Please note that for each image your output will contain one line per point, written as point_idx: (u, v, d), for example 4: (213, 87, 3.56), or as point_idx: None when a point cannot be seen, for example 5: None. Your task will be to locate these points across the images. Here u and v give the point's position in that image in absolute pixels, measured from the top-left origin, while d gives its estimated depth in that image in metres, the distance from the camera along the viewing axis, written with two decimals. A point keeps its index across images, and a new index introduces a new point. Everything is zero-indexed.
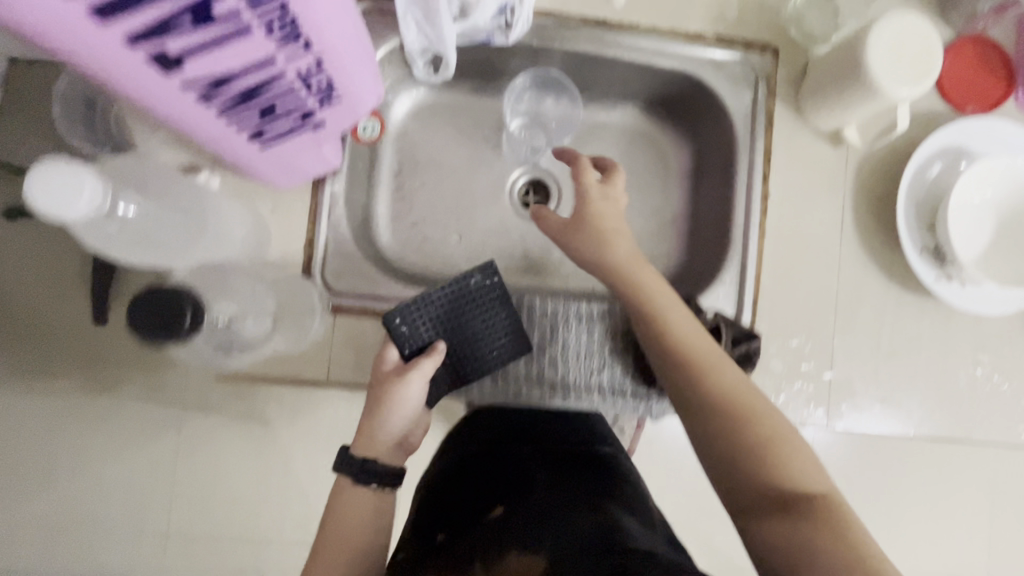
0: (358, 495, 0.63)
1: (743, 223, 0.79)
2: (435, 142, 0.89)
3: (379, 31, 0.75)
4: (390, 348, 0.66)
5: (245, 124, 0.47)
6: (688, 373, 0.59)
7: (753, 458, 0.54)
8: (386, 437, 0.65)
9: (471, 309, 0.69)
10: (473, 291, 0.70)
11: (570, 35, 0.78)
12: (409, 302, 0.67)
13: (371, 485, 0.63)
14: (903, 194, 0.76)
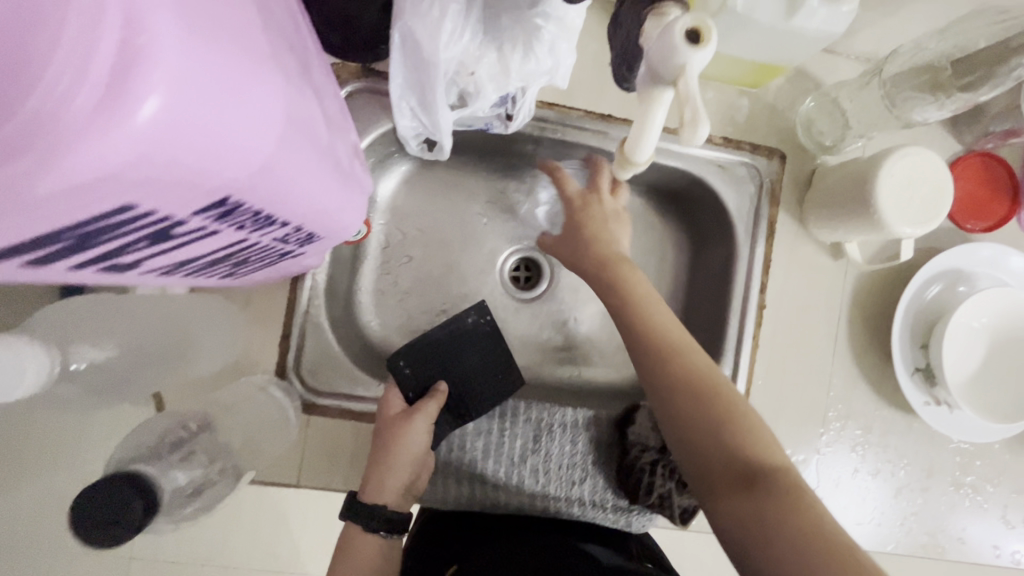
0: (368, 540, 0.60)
1: (739, 334, 0.76)
2: (424, 217, 0.85)
3: (371, 112, 0.71)
4: (393, 392, 0.67)
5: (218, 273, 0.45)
6: (691, 396, 0.54)
7: (726, 417, 0.52)
8: (397, 480, 0.62)
9: (468, 350, 0.71)
10: (469, 333, 0.72)
11: (573, 127, 0.74)
12: (409, 345, 0.69)
13: (379, 531, 0.60)
14: (900, 316, 0.75)
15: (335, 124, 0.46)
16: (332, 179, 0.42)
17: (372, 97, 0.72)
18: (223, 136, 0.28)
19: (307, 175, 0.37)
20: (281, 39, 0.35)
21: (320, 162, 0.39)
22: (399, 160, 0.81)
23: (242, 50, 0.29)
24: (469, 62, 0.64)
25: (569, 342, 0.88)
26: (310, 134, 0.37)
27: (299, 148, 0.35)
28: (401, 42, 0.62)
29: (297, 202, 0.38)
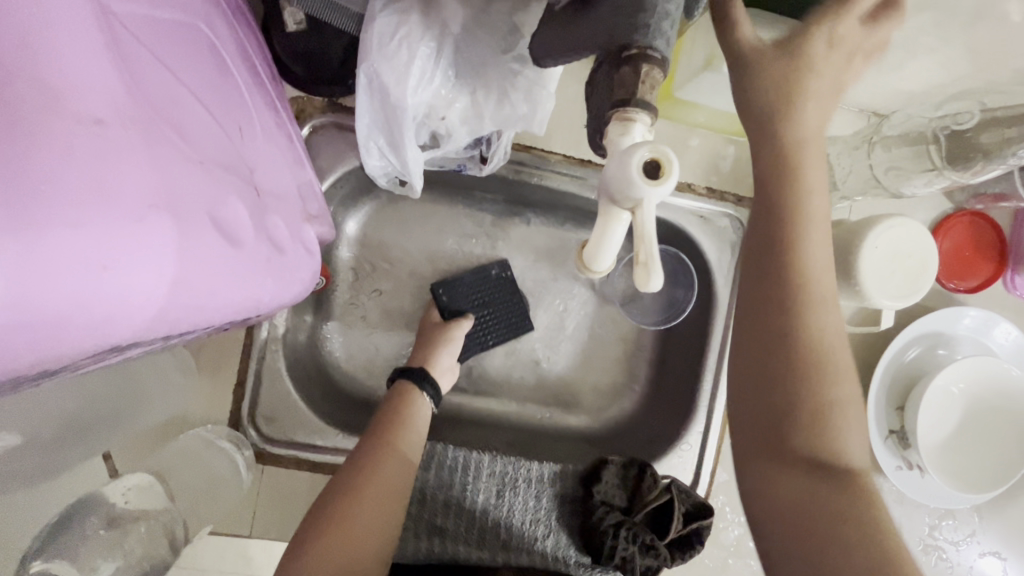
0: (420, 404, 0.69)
1: (710, 388, 0.75)
2: (394, 250, 0.80)
3: (338, 148, 0.68)
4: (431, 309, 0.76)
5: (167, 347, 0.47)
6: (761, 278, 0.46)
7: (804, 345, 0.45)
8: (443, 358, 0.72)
9: (488, 296, 0.79)
10: (492, 282, 0.79)
11: (551, 172, 0.72)
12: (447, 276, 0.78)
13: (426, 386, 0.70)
14: (879, 378, 0.72)
15: (267, 206, 0.46)
16: (256, 276, 0.42)
17: (337, 132, 0.68)
18: (107, 307, 0.29)
19: (219, 289, 0.38)
20: (182, 159, 0.35)
21: (236, 271, 0.39)
22: (370, 191, 0.77)
23: (122, 215, 0.29)
24: (439, 105, 0.61)
25: (544, 386, 0.83)
26: (218, 250, 0.37)
27: (204, 272, 0.36)
28: (368, 82, 0.58)
29: (213, 310, 0.39)
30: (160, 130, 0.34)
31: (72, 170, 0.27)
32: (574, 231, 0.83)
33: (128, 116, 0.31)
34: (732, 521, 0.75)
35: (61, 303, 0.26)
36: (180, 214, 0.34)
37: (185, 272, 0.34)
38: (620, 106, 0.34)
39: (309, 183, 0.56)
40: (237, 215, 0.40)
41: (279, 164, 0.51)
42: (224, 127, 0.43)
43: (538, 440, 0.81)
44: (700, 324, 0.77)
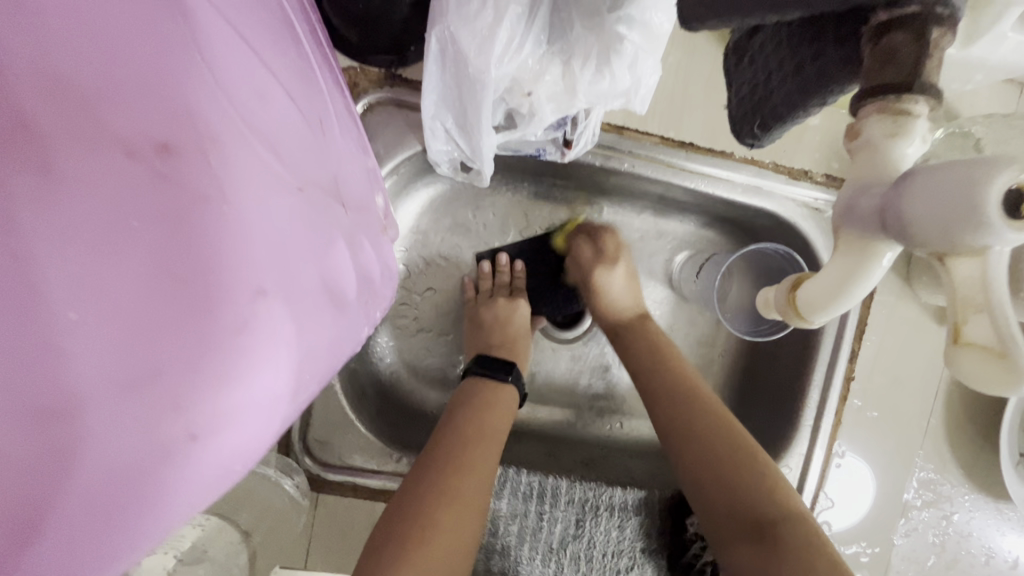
0: (507, 396, 0.60)
1: (817, 405, 0.65)
2: (452, 242, 0.71)
3: (396, 129, 0.57)
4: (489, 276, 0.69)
5: None
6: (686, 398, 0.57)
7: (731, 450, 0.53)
8: (522, 353, 0.66)
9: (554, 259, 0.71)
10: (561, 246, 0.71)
11: (644, 157, 0.61)
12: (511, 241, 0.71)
13: (509, 375, 0.61)
14: (1017, 398, 0.63)
15: (361, 227, 0.41)
16: (357, 319, 0.39)
17: (396, 110, 0.58)
18: (207, 437, 0.25)
19: (328, 350, 0.35)
20: (277, 200, 0.30)
21: (341, 324, 0.36)
22: (425, 176, 0.67)
23: (207, 312, 0.25)
24: (525, 80, 0.50)
25: (617, 395, 0.73)
26: (324, 310, 0.33)
27: (312, 343, 0.32)
28: (439, 53, 0.47)
29: (327, 368, 0.37)
30: (247, 163, 0.28)
31: (134, 275, 0.23)
32: (654, 221, 0.72)
33: (202, 168, 0.25)
34: (832, 549, 0.67)
35: (151, 452, 0.24)
36: (282, 283, 0.29)
37: (293, 357, 0.29)
38: (887, 94, 0.29)
39: (371, 168, 0.48)
40: (339, 255, 0.36)
41: (356, 156, 0.44)
42: (314, 132, 0.36)
43: (610, 456, 0.72)
44: (804, 335, 0.66)
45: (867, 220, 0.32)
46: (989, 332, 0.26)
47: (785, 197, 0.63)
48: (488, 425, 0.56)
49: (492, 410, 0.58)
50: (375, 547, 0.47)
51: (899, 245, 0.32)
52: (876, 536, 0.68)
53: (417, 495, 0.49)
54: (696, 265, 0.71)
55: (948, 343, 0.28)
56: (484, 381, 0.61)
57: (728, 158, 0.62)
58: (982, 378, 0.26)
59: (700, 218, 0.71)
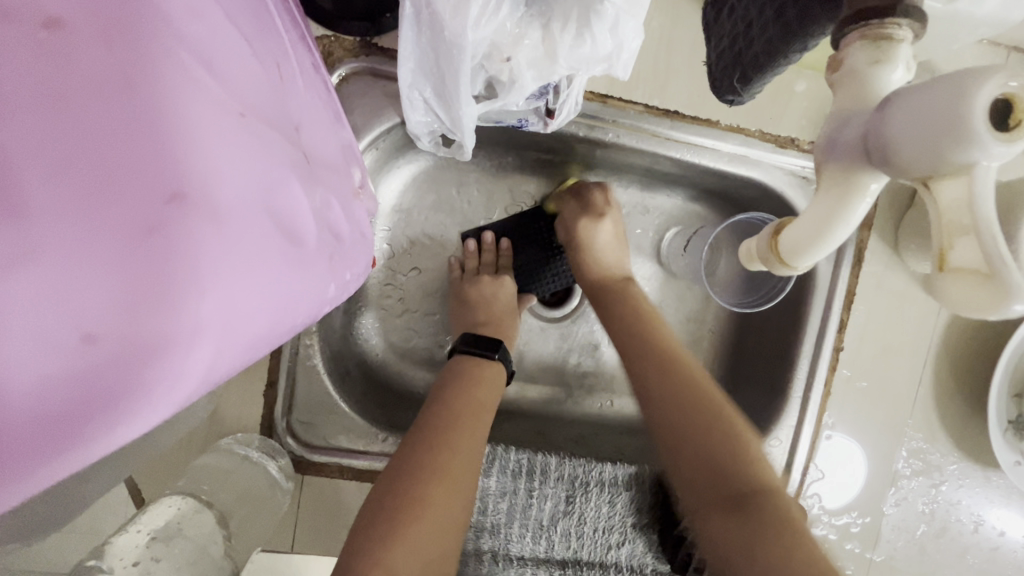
0: (493, 373, 0.59)
1: (807, 377, 0.65)
2: (437, 220, 0.69)
3: (374, 101, 0.56)
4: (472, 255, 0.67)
5: None
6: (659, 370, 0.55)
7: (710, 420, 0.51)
8: (509, 330, 0.65)
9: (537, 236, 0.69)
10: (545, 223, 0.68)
11: (629, 127, 0.60)
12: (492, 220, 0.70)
13: (495, 352, 0.60)
14: (1005, 365, 0.62)
15: (325, 184, 0.39)
16: (323, 275, 0.37)
17: (373, 81, 0.56)
18: (122, 352, 0.23)
19: (281, 297, 0.31)
20: (212, 115, 0.27)
21: (299, 273, 0.33)
22: (406, 152, 0.65)
23: (115, 213, 0.23)
24: (504, 44, 0.48)
25: (606, 373, 0.73)
26: (272, 247, 0.30)
27: (259, 280, 0.28)
28: (414, 16, 0.46)
29: (282, 324, 0.33)
30: (166, 66, 0.25)
31: (31, 158, 0.22)
32: (641, 195, 0.71)
33: (110, 61, 0.24)
34: (823, 521, 0.68)
35: (52, 362, 0.22)
36: (214, 202, 0.26)
37: (228, 288, 0.26)
38: (873, 17, 0.31)
39: (347, 145, 0.46)
40: (291, 197, 0.33)
41: (328, 127, 0.43)
42: (270, 74, 0.34)
43: (600, 434, 0.71)
44: (793, 307, 0.66)
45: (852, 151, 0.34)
46: (973, 254, 0.28)
47: (773, 167, 0.62)
48: (473, 403, 0.55)
49: (477, 386, 0.57)
50: (359, 528, 0.46)
51: (886, 177, 0.34)
52: (866, 506, 0.68)
53: (399, 475, 0.48)
54: (684, 239, 0.71)
55: (935, 268, 0.29)
56: (469, 359, 0.60)
57: (714, 128, 0.61)
58: (978, 297, 0.27)
59: (688, 192, 0.70)
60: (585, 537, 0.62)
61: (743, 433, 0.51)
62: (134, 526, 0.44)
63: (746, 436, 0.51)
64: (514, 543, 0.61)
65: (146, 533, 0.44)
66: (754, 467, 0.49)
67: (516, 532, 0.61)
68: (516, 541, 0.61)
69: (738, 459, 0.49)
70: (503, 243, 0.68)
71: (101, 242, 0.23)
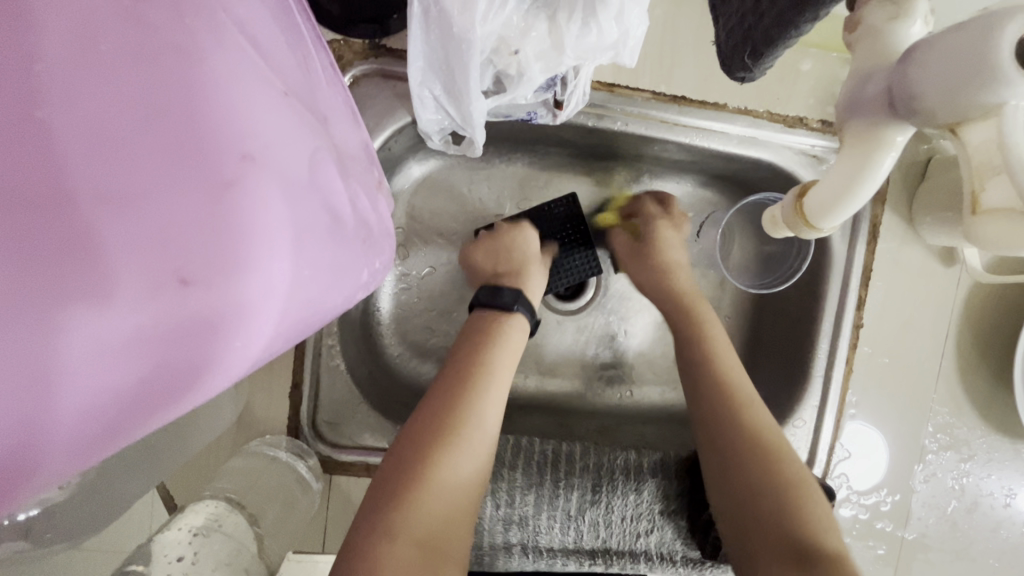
0: (515, 325, 0.59)
1: (830, 357, 0.64)
2: (451, 218, 0.70)
3: (384, 101, 0.56)
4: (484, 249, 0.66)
5: None
6: (734, 430, 0.54)
7: (784, 484, 0.49)
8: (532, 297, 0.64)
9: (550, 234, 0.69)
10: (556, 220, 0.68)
11: (637, 115, 0.60)
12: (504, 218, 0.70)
13: (515, 304, 0.60)
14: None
15: (353, 173, 0.40)
16: (358, 254, 0.39)
17: (383, 82, 0.57)
18: (207, 296, 0.26)
19: (327, 265, 0.33)
20: (266, 88, 0.31)
21: (341, 245, 0.35)
22: (418, 152, 0.66)
23: (200, 168, 0.27)
24: (511, 37, 0.49)
25: (625, 362, 0.73)
26: (316, 218, 0.32)
27: (307, 246, 0.31)
28: (423, 14, 0.47)
29: (328, 299, 0.35)
30: (226, 44, 0.29)
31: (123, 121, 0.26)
32: (651, 183, 0.71)
33: (182, 33, 0.28)
34: (851, 501, 0.67)
35: (152, 294, 0.25)
36: (275, 161, 0.29)
37: (292, 245, 0.29)
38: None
39: (366, 143, 0.46)
40: (329, 173, 0.35)
41: (350, 122, 0.44)
42: (304, 67, 0.37)
43: (621, 424, 0.72)
44: (811, 286, 0.65)
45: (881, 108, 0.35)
46: (1005, 193, 0.29)
47: (783, 148, 0.62)
48: (490, 366, 0.55)
49: (493, 347, 0.56)
50: (374, 489, 0.46)
51: (912, 128, 0.35)
52: (894, 483, 0.68)
53: (396, 472, 0.47)
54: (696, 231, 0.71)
55: (970, 210, 0.31)
56: (487, 316, 0.59)
57: (721, 111, 0.61)
58: (1003, 234, 0.29)
59: (700, 178, 0.70)
60: (611, 526, 0.62)
61: (784, 454, 0.51)
62: (173, 526, 0.45)
63: (785, 451, 0.52)
64: (541, 533, 0.61)
65: (188, 531, 0.44)
66: (797, 493, 0.48)
67: (543, 523, 0.61)
68: (543, 531, 0.61)
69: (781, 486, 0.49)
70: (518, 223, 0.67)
71: (181, 195, 0.26)
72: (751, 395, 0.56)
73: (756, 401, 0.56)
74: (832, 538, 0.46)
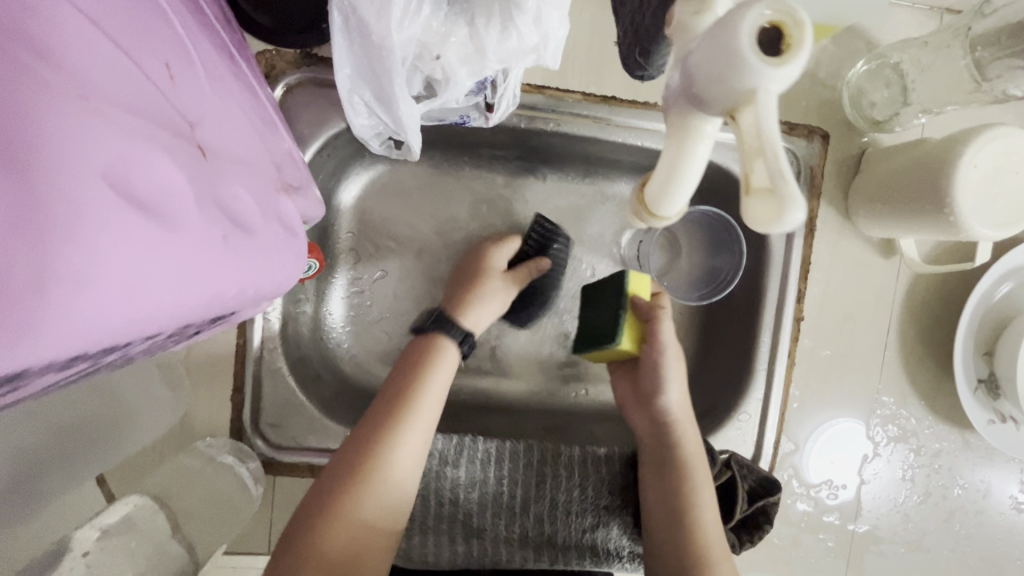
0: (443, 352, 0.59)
1: (772, 350, 0.65)
2: (399, 222, 0.71)
3: (318, 108, 0.58)
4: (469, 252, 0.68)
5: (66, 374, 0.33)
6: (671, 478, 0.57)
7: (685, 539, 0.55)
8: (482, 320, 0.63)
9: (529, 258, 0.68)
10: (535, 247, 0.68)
11: (570, 115, 0.62)
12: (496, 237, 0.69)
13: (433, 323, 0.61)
14: (967, 324, 0.63)
15: (230, 167, 0.32)
16: (231, 258, 0.30)
17: (317, 90, 0.58)
18: None
19: (144, 287, 0.23)
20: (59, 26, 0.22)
21: (192, 239, 0.26)
22: (361, 158, 0.67)
23: None
24: (432, 42, 0.50)
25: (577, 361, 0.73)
26: (125, 224, 0.22)
27: (96, 260, 0.21)
28: (343, 24, 0.48)
29: (174, 310, 0.26)
30: None
31: None
32: (596, 183, 0.72)
33: None
34: (800, 494, 0.68)
35: None
36: (56, 114, 0.21)
37: (79, 224, 0.21)
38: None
39: (257, 142, 0.40)
40: (167, 171, 0.25)
41: (235, 115, 0.37)
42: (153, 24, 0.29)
43: (575, 420, 0.72)
44: (752, 280, 0.66)
45: (681, 101, 0.31)
46: (764, 176, 0.27)
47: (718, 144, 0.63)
48: (420, 399, 0.55)
49: (427, 374, 0.56)
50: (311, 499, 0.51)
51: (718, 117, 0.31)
52: (843, 474, 0.68)
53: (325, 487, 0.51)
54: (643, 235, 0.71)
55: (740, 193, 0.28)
56: (428, 339, 0.59)
57: (652, 111, 0.62)
58: (761, 213, 0.27)
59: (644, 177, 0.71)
60: (557, 521, 0.62)
61: (700, 517, 0.56)
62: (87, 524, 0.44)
63: (700, 512, 0.56)
64: (488, 529, 0.62)
65: (98, 528, 0.44)
66: (699, 553, 0.54)
67: (489, 520, 0.62)
68: (490, 527, 0.62)
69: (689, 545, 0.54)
70: (495, 251, 0.66)
71: None
72: (696, 455, 0.58)
73: (697, 466, 0.58)
74: None
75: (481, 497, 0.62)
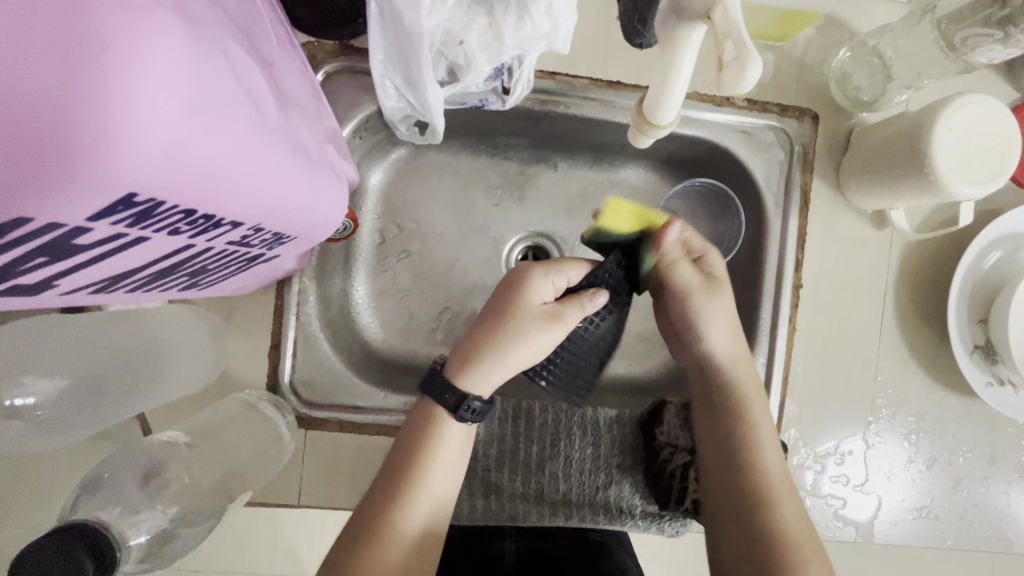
0: (449, 428, 0.54)
1: (774, 316, 0.68)
2: (421, 204, 0.76)
3: (353, 93, 0.65)
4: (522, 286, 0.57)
5: (149, 288, 0.37)
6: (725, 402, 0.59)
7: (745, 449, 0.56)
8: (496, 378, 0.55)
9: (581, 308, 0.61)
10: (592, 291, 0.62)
11: (578, 99, 0.68)
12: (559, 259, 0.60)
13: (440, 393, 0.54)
14: (957, 289, 0.67)
15: (291, 102, 0.38)
16: (297, 164, 0.35)
17: (352, 77, 0.65)
18: (108, 81, 0.21)
19: (240, 154, 0.28)
20: None
21: (274, 136, 0.32)
22: (388, 144, 0.74)
23: None
24: (456, 29, 0.56)
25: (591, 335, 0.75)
26: (237, 99, 0.28)
27: (220, 118, 0.26)
28: (379, 12, 0.53)
29: (257, 188, 0.31)
30: None
31: None
32: (604, 168, 0.78)
33: None
34: (809, 461, 0.70)
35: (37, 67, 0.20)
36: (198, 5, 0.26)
37: (215, 88, 0.26)
38: None
39: (307, 95, 0.46)
40: (258, 77, 0.31)
41: (292, 68, 0.43)
42: None
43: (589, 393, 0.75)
44: (752, 252, 0.70)
45: (671, 19, 0.42)
46: (733, 51, 0.38)
47: (717, 125, 0.68)
48: (429, 468, 0.53)
49: (444, 430, 0.54)
50: (354, 518, 0.51)
51: (705, 27, 0.41)
52: (849, 439, 0.70)
53: (367, 510, 0.51)
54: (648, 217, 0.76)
55: (718, 67, 0.39)
56: (431, 408, 0.54)
57: None
58: (732, 78, 0.38)
59: (647, 163, 0.77)
60: (570, 480, 0.65)
61: (758, 453, 0.55)
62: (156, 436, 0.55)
63: (761, 450, 0.55)
64: (506, 487, 0.65)
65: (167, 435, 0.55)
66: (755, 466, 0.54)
67: (506, 478, 0.65)
68: (508, 486, 0.65)
69: (755, 482, 0.54)
70: (536, 284, 0.57)
71: None
72: (760, 413, 0.58)
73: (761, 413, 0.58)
74: (774, 499, 0.53)
75: (499, 455, 0.66)
